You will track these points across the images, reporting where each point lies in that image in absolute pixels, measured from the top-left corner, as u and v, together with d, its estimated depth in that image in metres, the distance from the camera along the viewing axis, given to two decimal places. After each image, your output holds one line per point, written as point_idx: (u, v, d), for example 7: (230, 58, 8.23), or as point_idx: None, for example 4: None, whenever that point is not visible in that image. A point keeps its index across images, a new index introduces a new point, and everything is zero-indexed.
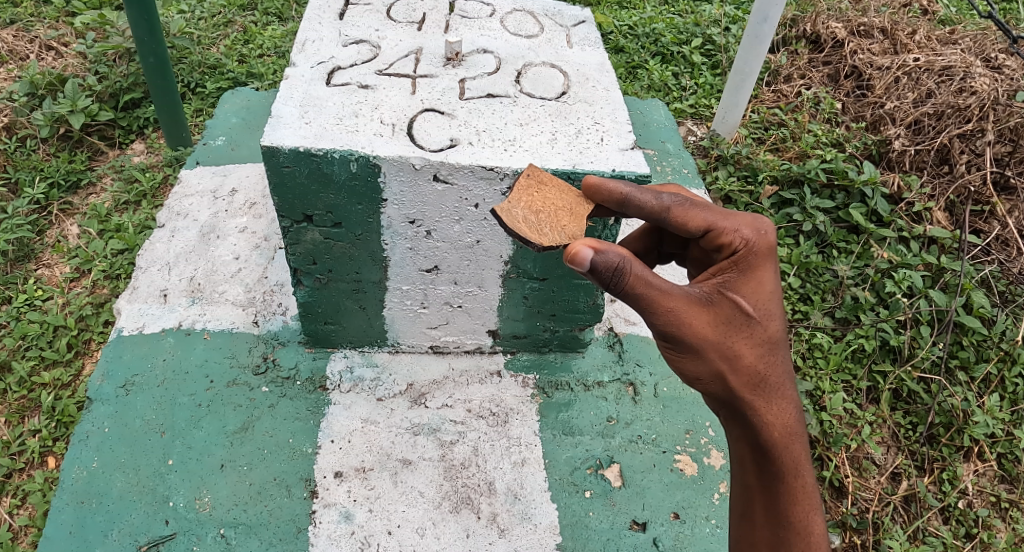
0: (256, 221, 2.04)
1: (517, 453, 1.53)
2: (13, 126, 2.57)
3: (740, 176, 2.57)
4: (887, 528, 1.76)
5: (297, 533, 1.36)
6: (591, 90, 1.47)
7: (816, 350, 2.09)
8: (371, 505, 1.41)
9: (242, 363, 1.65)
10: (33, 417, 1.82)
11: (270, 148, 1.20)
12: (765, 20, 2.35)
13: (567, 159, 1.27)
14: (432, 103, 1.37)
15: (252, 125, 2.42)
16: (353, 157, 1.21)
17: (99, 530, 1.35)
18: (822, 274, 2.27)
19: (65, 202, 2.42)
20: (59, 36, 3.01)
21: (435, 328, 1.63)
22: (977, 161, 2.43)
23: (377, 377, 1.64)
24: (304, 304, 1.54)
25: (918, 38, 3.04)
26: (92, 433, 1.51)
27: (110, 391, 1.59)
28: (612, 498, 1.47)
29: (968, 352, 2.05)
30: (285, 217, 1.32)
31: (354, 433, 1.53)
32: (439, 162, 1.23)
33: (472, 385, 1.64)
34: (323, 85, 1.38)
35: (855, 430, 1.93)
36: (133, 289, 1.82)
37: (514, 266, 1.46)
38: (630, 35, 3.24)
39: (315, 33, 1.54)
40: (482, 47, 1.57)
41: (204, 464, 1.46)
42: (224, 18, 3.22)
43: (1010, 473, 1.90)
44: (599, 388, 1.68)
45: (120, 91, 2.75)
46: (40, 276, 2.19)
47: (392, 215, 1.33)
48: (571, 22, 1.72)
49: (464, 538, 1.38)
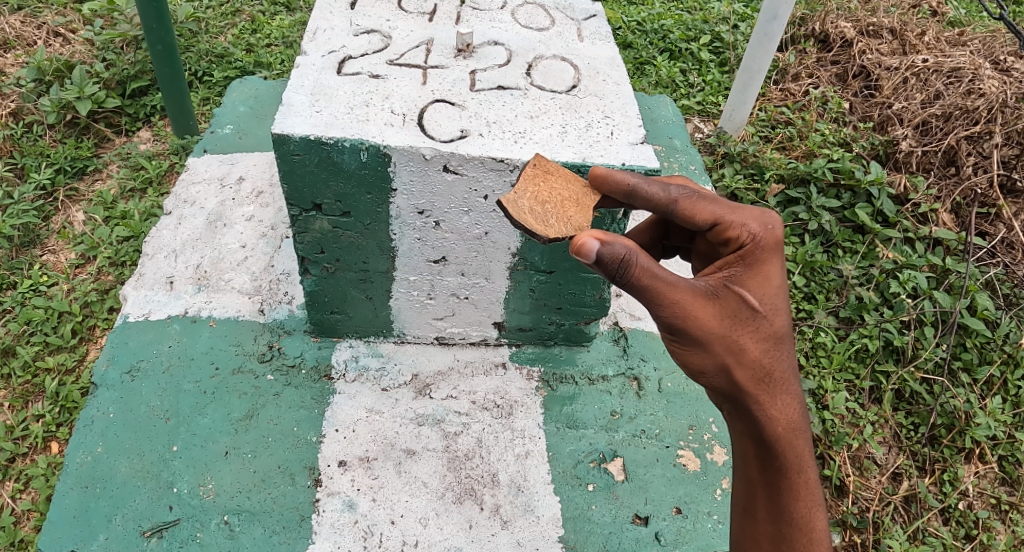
0: (263, 210, 2.04)
1: (521, 445, 1.53)
2: (20, 112, 2.59)
3: (746, 174, 2.57)
4: (887, 528, 1.77)
5: (300, 521, 1.37)
6: (601, 84, 1.47)
7: (819, 349, 2.10)
8: (375, 495, 1.42)
9: (247, 351, 1.66)
10: (36, 402, 1.83)
11: (280, 135, 1.20)
12: (774, 18, 2.35)
13: (577, 152, 1.26)
14: (442, 94, 1.37)
15: (260, 113, 2.42)
16: (364, 146, 1.21)
17: (103, 515, 1.36)
18: (827, 273, 2.27)
19: (71, 189, 2.43)
20: (67, 22, 3.01)
21: (440, 319, 1.63)
22: (984, 163, 2.42)
23: (382, 367, 1.64)
24: (310, 293, 1.54)
25: (927, 39, 3.03)
26: (97, 418, 1.51)
27: (116, 376, 1.59)
28: (615, 492, 1.48)
29: (971, 354, 2.06)
30: (294, 205, 1.32)
31: (359, 422, 1.54)
32: (449, 153, 1.23)
33: (477, 377, 1.65)
34: (334, 74, 1.37)
35: (857, 429, 1.94)
36: (140, 275, 1.83)
37: (521, 259, 1.46)
38: (638, 30, 3.24)
39: (326, 23, 1.53)
40: (492, 40, 1.56)
41: (209, 451, 1.46)
42: (233, 8, 3.22)
43: (1011, 476, 1.91)
44: (603, 382, 1.69)
45: (127, 78, 2.76)
46: (46, 262, 2.20)
47: (401, 205, 1.33)
48: (582, 16, 1.71)
49: (466, 529, 1.38)
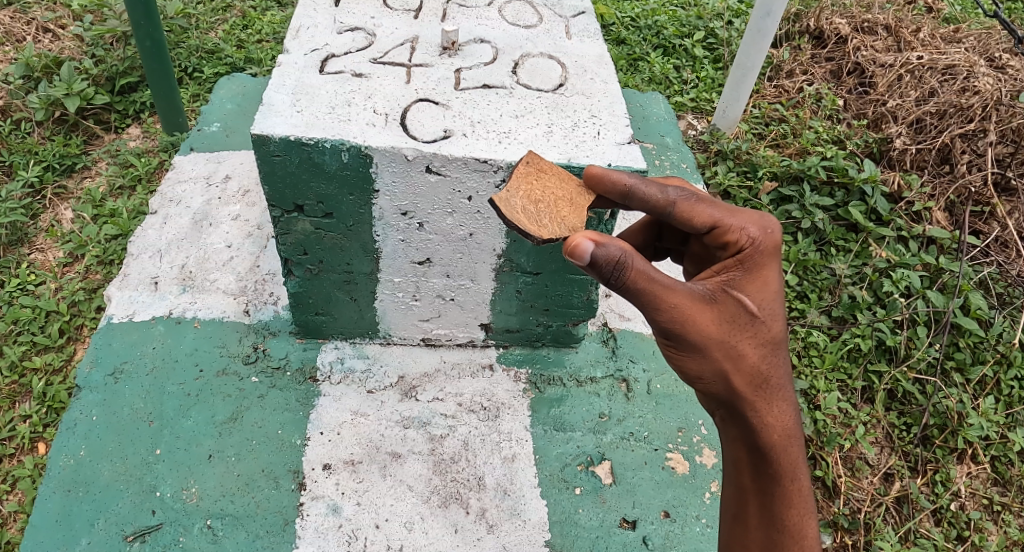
0: (249, 209, 2.01)
1: (508, 448, 1.52)
2: (8, 109, 2.57)
3: (739, 172, 2.56)
4: (879, 529, 1.76)
5: (284, 525, 1.35)
6: (589, 82, 1.45)
7: (812, 349, 2.09)
8: (360, 499, 1.40)
9: (232, 352, 1.64)
10: (23, 402, 1.82)
11: (260, 136, 1.18)
12: (768, 14, 2.32)
13: (563, 152, 1.24)
14: (427, 93, 1.34)
15: (248, 111, 2.39)
16: (345, 147, 1.19)
17: (85, 519, 1.34)
18: (820, 272, 2.26)
19: (59, 186, 2.41)
20: (56, 18, 2.98)
21: (427, 320, 1.61)
22: (978, 161, 2.41)
23: (368, 369, 1.63)
24: (294, 294, 1.52)
25: (922, 36, 3.01)
26: (80, 420, 1.50)
27: (100, 378, 1.58)
28: (603, 495, 1.47)
29: (964, 354, 2.05)
30: (276, 207, 1.30)
31: (344, 425, 1.52)
32: (432, 154, 1.21)
33: (464, 379, 1.63)
34: (316, 73, 1.35)
35: (849, 430, 1.94)
36: (124, 275, 1.80)
37: (508, 260, 1.44)
38: (632, 26, 3.22)
39: (309, 20, 1.51)
40: (478, 37, 1.54)
41: (192, 454, 1.45)
42: (223, 3, 3.20)
43: (1004, 477, 1.90)
44: (592, 384, 1.67)
45: (117, 74, 2.74)
46: (34, 261, 2.18)
47: (385, 206, 1.30)
48: (571, 12, 1.68)
49: (452, 533, 1.37)
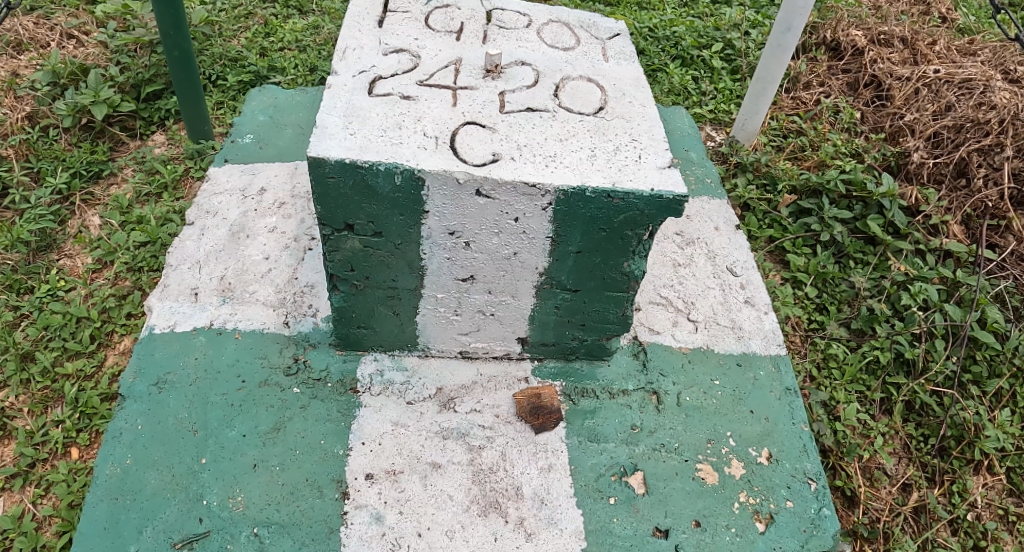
0: (285, 221, 2.05)
1: (544, 458, 1.56)
2: (35, 116, 2.61)
3: (759, 185, 2.60)
4: (898, 538, 1.79)
5: (329, 533, 1.39)
6: (628, 105, 1.49)
7: (831, 360, 2.13)
8: (402, 508, 1.44)
9: (273, 363, 1.68)
10: (55, 407, 1.85)
11: (316, 159, 1.21)
12: (788, 29, 2.36)
13: (607, 176, 1.28)
14: (474, 116, 1.38)
15: (280, 122, 2.43)
16: (398, 170, 1.23)
17: (134, 527, 1.38)
18: (839, 284, 2.32)
19: (86, 193, 2.45)
20: (80, 24, 3.02)
21: (466, 334, 1.65)
22: (994, 175, 2.44)
23: (407, 381, 1.67)
24: (338, 309, 1.56)
25: (938, 48, 3.06)
26: (126, 430, 1.54)
27: (143, 388, 1.62)
28: (636, 505, 1.51)
29: (981, 367, 2.09)
30: (327, 225, 1.34)
31: (385, 436, 1.56)
32: (482, 178, 1.24)
33: (500, 391, 1.68)
34: (365, 95, 1.39)
35: (868, 440, 1.97)
36: (164, 286, 1.85)
37: (548, 278, 1.48)
38: (650, 37, 3.26)
39: (355, 42, 1.55)
40: (519, 60, 1.58)
41: (237, 464, 1.49)
42: (246, 10, 3.25)
43: (1019, 488, 1.94)
44: (624, 396, 1.72)
45: (142, 82, 2.78)
46: (63, 267, 2.22)
47: (434, 226, 1.34)
48: (606, 35, 1.73)
49: (492, 541, 1.41)
